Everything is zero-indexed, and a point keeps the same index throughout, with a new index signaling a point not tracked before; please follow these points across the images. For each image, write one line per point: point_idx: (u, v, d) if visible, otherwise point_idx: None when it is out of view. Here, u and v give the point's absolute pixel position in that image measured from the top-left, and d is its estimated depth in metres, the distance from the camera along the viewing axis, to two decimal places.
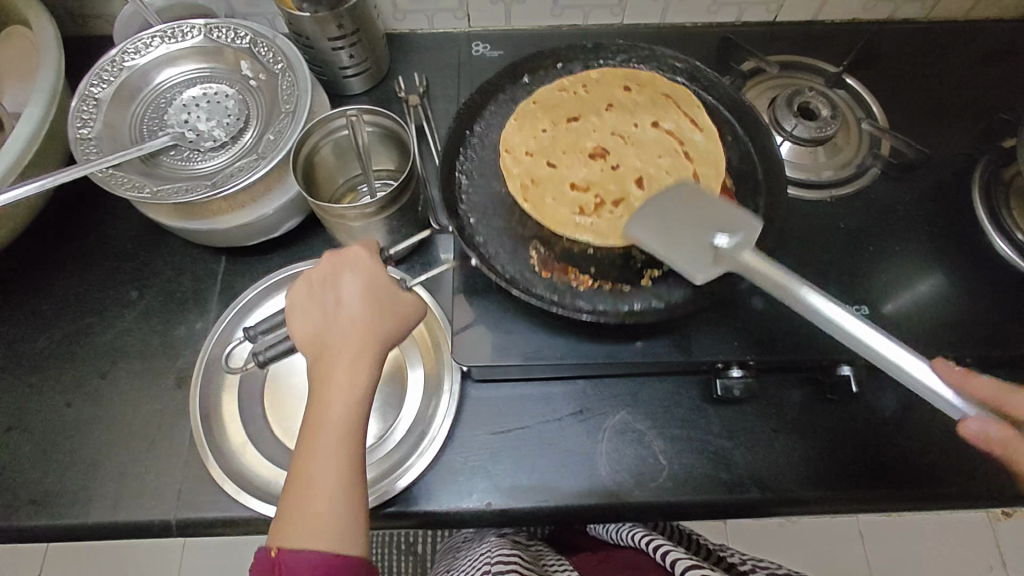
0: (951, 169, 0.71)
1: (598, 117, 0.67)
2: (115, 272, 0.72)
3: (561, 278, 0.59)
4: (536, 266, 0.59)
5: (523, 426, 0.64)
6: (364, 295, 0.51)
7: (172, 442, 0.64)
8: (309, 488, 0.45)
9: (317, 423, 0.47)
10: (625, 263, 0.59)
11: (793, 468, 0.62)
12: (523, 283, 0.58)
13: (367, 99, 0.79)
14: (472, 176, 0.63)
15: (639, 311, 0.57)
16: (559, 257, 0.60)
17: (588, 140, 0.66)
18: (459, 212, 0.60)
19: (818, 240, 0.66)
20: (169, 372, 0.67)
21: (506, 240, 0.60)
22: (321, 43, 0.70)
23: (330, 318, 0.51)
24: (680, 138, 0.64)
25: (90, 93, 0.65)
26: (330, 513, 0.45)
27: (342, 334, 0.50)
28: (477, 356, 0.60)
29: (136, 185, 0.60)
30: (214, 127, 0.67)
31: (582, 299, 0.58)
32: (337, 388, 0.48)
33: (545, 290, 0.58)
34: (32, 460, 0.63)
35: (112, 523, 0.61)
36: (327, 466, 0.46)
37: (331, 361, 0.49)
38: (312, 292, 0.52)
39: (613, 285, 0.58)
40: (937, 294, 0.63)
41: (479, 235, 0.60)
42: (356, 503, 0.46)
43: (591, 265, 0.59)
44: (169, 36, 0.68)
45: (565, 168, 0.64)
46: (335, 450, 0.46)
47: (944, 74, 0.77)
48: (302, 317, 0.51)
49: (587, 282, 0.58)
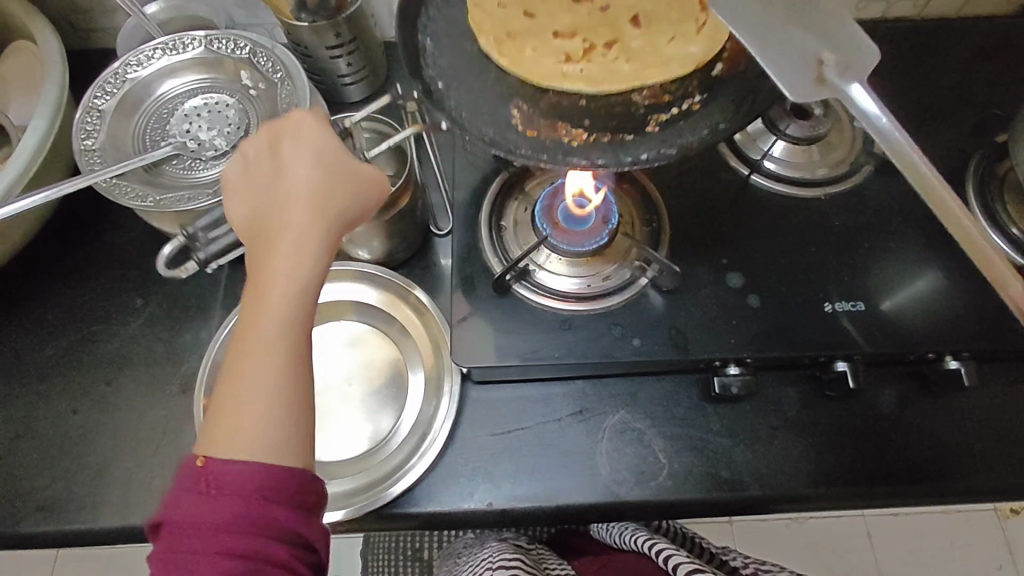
0: (946, 164, 0.71)
1: None
2: (120, 281, 0.73)
3: (551, 137, 0.56)
4: (519, 124, 0.57)
5: (523, 427, 0.64)
6: (310, 168, 0.46)
7: (177, 447, 0.65)
8: (240, 375, 0.41)
9: (254, 312, 0.42)
10: (622, 113, 0.58)
11: (793, 465, 0.62)
12: (511, 141, 0.55)
13: (365, 106, 0.80)
14: (442, 58, 0.60)
15: (641, 157, 0.53)
16: (546, 115, 0.58)
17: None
18: (425, 76, 0.58)
19: (815, 237, 0.67)
20: (174, 378, 0.68)
21: (491, 102, 0.59)
22: (320, 51, 0.71)
23: (271, 200, 0.46)
24: (676, 7, 0.66)
25: (94, 105, 0.66)
26: (264, 402, 0.40)
27: (285, 210, 0.45)
28: (476, 358, 0.61)
29: (140, 194, 0.61)
30: (216, 136, 0.68)
31: (572, 153, 0.54)
32: (276, 267, 0.43)
33: (528, 146, 0.54)
34: (40, 467, 0.64)
35: (120, 528, 0.62)
36: (259, 352, 0.41)
37: (269, 243, 0.44)
38: (255, 173, 0.47)
39: (612, 135, 0.56)
40: (934, 289, 0.64)
41: (449, 98, 0.58)
42: (295, 393, 0.41)
43: (586, 119, 0.58)
44: (170, 48, 0.69)
45: (553, 4, 0.67)
46: (273, 341, 0.41)
47: (938, 71, 0.77)
48: (243, 202, 0.47)
49: (580, 136, 0.56)
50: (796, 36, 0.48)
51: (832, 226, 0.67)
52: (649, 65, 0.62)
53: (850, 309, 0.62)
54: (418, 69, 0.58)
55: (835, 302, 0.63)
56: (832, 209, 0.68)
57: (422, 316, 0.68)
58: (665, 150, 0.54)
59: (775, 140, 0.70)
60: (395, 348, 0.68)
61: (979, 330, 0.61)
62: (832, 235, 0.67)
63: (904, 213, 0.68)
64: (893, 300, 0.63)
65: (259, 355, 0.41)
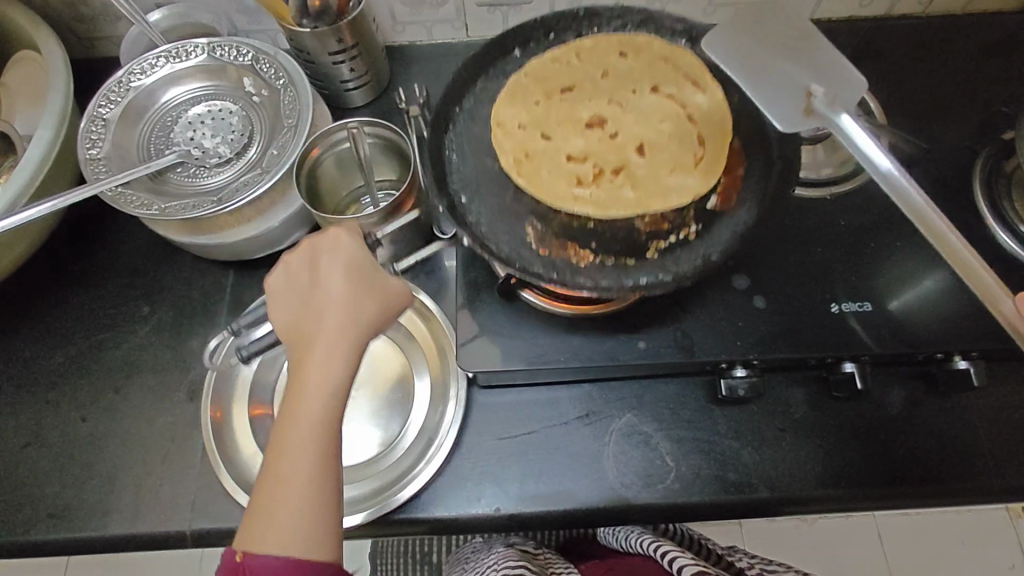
0: (953, 162, 0.70)
1: (594, 84, 0.68)
2: (127, 288, 0.73)
3: (560, 256, 0.58)
4: (533, 245, 0.59)
5: (530, 432, 0.64)
6: (346, 276, 0.50)
7: (185, 454, 0.65)
8: (278, 478, 0.43)
9: (290, 412, 0.45)
10: (627, 236, 0.60)
11: (801, 467, 0.62)
12: (519, 261, 0.58)
13: (369, 111, 0.80)
14: (462, 152, 0.64)
15: (645, 285, 0.56)
16: (557, 234, 0.60)
17: (583, 110, 0.68)
18: (450, 189, 0.61)
19: (821, 238, 0.66)
20: (181, 385, 0.68)
21: (503, 218, 0.61)
22: (322, 57, 0.71)
23: (308, 305, 0.49)
24: (681, 102, 0.67)
25: (98, 114, 0.66)
26: (299, 505, 0.42)
27: (319, 317, 0.48)
28: (482, 363, 0.61)
29: (145, 203, 0.61)
30: (219, 143, 0.68)
31: (582, 275, 0.57)
32: (313, 372, 0.46)
33: (544, 268, 0.57)
34: (50, 474, 0.65)
35: (129, 535, 0.62)
36: (296, 458, 0.43)
37: (307, 351, 0.47)
38: (294, 278, 0.51)
39: (616, 259, 0.58)
40: (942, 289, 0.63)
41: (471, 214, 0.61)
42: (327, 499, 0.43)
43: (593, 239, 0.59)
44: (174, 55, 0.69)
45: (566, 157, 0.65)
46: (307, 441, 0.44)
47: (943, 68, 0.77)
48: (284, 305, 0.50)
49: (588, 258, 0.58)
50: (790, 72, 0.60)
51: (838, 227, 0.67)
52: (657, 194, 0.61)
53: (857, 309, 0.62)
54: (440, 172, 0.61)
55: (842, 303, 0.62)
56: (837, 209, 0.68)
57: (428, 322, 0.69)
58: (664, 276, 0.56)
59: None
60: (399, 353, 0.68)
61: (988, 330, 0.61)
62: (838, 235, 0.66)
63: None
64: (900, 299, 0.62)
65: (296, 460, 0.43)
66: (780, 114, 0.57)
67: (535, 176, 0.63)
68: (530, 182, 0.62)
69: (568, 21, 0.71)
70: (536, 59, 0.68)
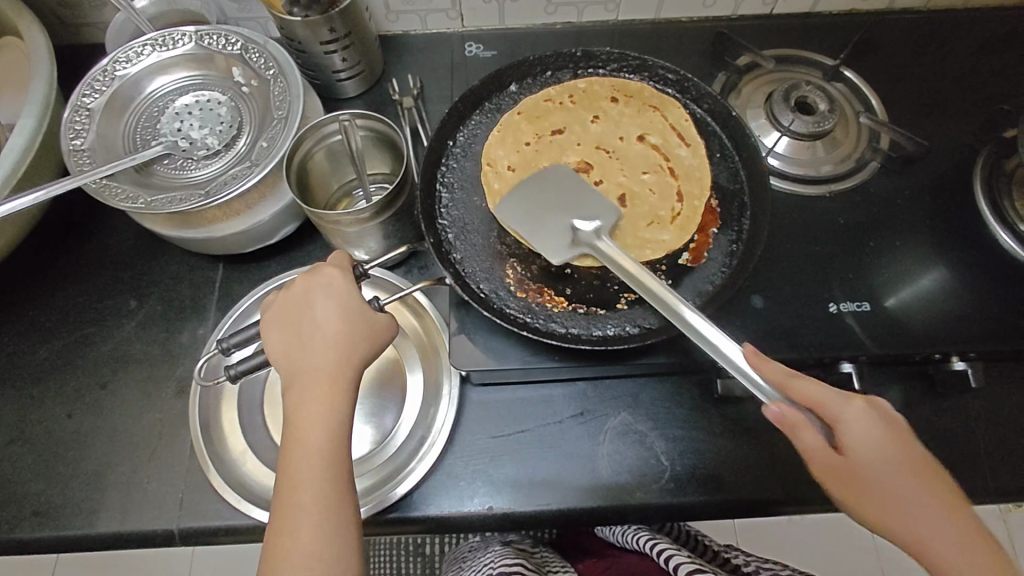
0: (952, 160, 0.70)
1: (582, 128, 0.67)
2: (113, 282, 0.72)
3: (536, 300, 0.59)
4: (512, 286, 0.59)
5: (524, 430, 0.63)
6: (340, 314, 0.51)
7: (173, 451, 0.64)
8: (299, 509, 0.45)
9: (299, 451, 0.47)
10: (603, 285, 0.59)
11: (797, 467, 0.61)
12: (497, 303, 0.58)
13: (362, 102, 0.78)
14: (453, 189, 0.64)
15: (612, 337, 0.56)
16: (536, 278, 0.60)
17: (570, 154, 0.66)
18: (437, 227, 0.61)
19: (819, 236, 0.66)
20: (168, 381, 0.67)
21: (484, 257, 0.60)
22: (314, 46, 0.69)
23: (306, 341, 0.51)
24: (666, 154, 0.65)
25: (83, 103, 0.64)
26: (323, 530, 0.45)
27: (319, 354, 0.50)
28: (474, 361, 0.59)
29: (130, 196, 0.60)
30: (207, 135, 0.66)
31: (556, 321, 0.58)
32: (318, 409, 0.48)
33: (519, 311, 0.58)
34: (36, 472, 0.63)
35: (115, 533, 0.61)
36: (313, 488, 0.46)
37: (308, 388, 0.49)
38: (291, 314, 0.52)
39: (588, 308, 0.58)
40: (938, 288, 0.63)
41: (456, 251, 0.60)
42: (347, 521, 0.46)
43: (567, 286, 0.59)
44: (160, 44, 0.68)
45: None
46: (319, 477, 0.46)
47: (943, 65, 0.76)
48: (281, 340, 0.51)
49: (561, 304, 0.58)
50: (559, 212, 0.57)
51: (837, 225, 0.66)
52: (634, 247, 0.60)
53: (855, 309, 0.61)
54: (429, 207, 0.61)
55: (840, 303, 0.62)
56: (837, 207, 0.67)
57: (421, 319, 0.68)
58: (631, 327, 0.57)
59: (778, 136, 0.68)
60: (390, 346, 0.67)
61: (988, 331, 0.60)
62: (836, 232, 0.66)
63: (909, 211, 0.67)
64: (898, 298, 0.62)
65: (315, 490, 0.46)
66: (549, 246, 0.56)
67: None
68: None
69: (566, 60, 0.70)
70: (529, 100, 0.67)
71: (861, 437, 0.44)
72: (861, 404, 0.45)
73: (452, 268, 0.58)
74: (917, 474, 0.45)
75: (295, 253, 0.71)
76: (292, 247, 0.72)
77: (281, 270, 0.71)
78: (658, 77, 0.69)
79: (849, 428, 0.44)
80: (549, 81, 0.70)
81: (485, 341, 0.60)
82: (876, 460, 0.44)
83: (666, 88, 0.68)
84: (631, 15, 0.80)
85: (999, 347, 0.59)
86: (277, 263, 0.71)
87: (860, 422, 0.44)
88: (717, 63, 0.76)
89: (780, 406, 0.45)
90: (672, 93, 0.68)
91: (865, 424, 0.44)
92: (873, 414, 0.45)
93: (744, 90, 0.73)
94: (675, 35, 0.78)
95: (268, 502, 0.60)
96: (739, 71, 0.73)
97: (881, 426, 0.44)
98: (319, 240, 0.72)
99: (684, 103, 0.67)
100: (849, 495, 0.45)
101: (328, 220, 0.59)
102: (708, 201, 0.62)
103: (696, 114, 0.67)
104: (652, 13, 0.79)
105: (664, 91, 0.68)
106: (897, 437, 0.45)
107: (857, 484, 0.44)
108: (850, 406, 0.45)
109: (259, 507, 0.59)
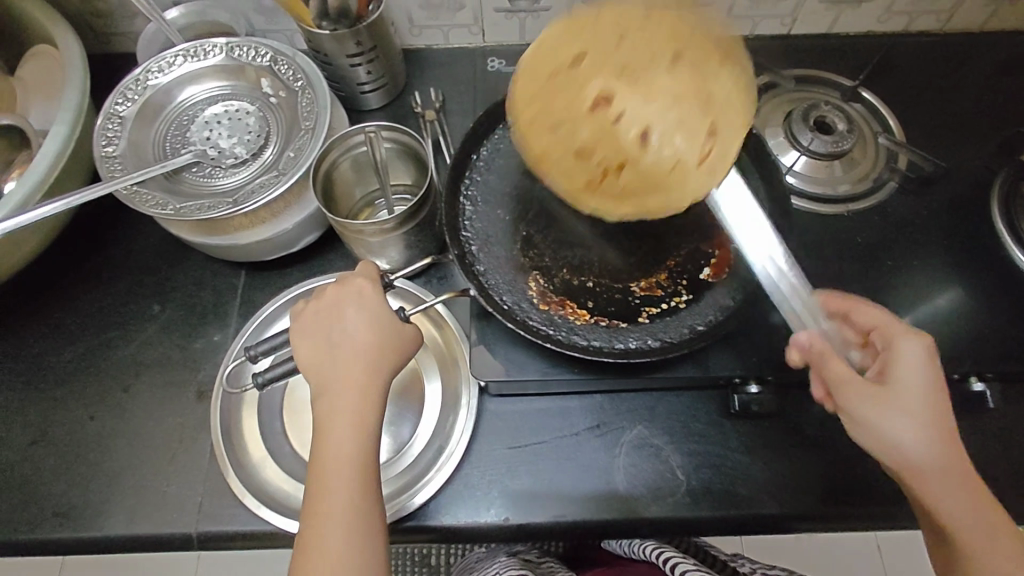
0: (969, 181, 0.70)
1: (604, 54, 0.57)
2: (137, 286, 0.73)
3: (558, 313, 0.59)
4: (535, 298, 0.60)
5: (542, 441, 0.64)
6: (370, 324, 0.52)
7: (193, 455, 0.65)
8: (328, 513, 0.46)
9: (328, 457, 0.48)
10: (624, 299, 0.60)
11: (811, 483, 0.61)
12: (519, 314, 0.59)
13: (384, 114, 0.79)
14: (476, 202, 0.65)
15: (633, 350, 0.57)
16: (558, 290, 0.60)
17: (592, 84, 0.56)
18: (461, 238, 0.62)
19: (835, 255, 0.66)
20: (189, 386, 0.68)
21: (507, 270, 0.61)
22: (341, 59, 0.71)
23: (335, 348, 0.52)
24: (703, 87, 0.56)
25: (115, 111, 0.66)
26: (351, 536, 0.46)
27: (347, 362, 0.51)
28: (493, 371, 0.60)
29: (160, 202, 0.61)
30: (235, 144, 0.68)
31: (578, 334, 0.58)
32: (346, 417, 0.49)
33: (542, 323, 0.59)
34: (58, 473, 0.64)
35: (134, 535, 0.62)
36: (343, 494, 0.47)
37: (337, 396, 0.50)
38: (318, 322, 0.53)
39: (610, 321, 0.59)
40: (954, 308, 0.63)
41: (480, 263, 0.61)
42: (375, 525, 0.47)
43: (589, 299, 0.60)
44: (191, 54, 0.69)
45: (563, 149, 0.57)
46: (348, 482, 0.47)
47: (958, 87, 0.77)
48: (310, 347, 0.52)
49: (584, 317, 0.59)
50: None
51: (855, 243, 0.67)
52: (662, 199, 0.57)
53: None
54: (453, 219, 0.62)
55: None
56: (852, 225, 0.68)
57: (441, 329, 0.69)
58: (652, 341, 0.58)
59: (796, 155, 0.69)
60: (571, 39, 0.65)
61: (1004, 351, 0.61)
62: (853, 251, 0.66)
63: (926, 231, 0.68)
64: (913, 316, 0.62)
65: (343, 495, 0.47)
66: None
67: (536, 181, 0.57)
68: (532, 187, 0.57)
69: None
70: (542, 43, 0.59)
71: (913, 376, 0.48)
72: (915, 343, 0.49)
73: (475, 279, 0.59)
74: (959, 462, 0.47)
75: (317, 261, 0.72)
76: (313, 256, 0.73)
77: (302, 278, 0.72)
78: None
79: (904, 359, 0.49)
80: None
81: (505, 352, 0.61)
82: (915, 399, 0.47)
83: None
84: None
85: (1015, 367, 0.60)
86: (299, 271, 0.72)
87: (914, 355, 0.48)
88: None
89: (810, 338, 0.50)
90: None
91: (920, 364, 0.48)
92: (920, 351, 0.49)
93: (764, 109, 0.73)
94: None
95: (286, 508, 0.60)
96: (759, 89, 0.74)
97: (925, 367, 0.48)
98: (339, 249, 0.73)
99: None
100: (863, 406, 0.48)
101: (352, 230, 0.60)
102: None
103: None
104: None
105: None
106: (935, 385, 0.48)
107: (879, 402, 0.47)
108: (903, 339, 0.49)
109: (277, 512, 0.60)
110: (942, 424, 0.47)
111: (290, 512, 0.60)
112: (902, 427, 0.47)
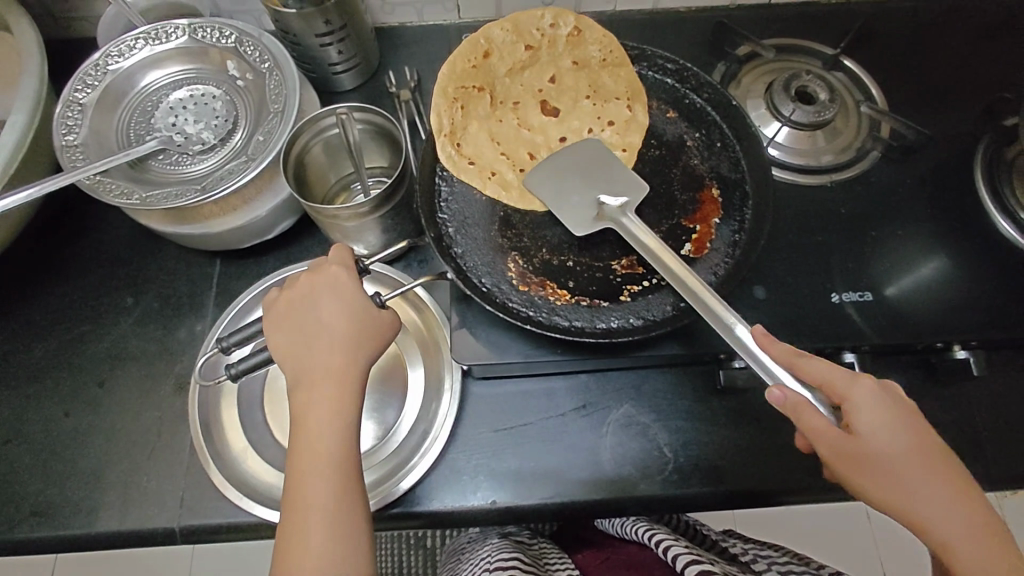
0: (952, 149, 0.70)
1: (516, 64, 0.67)
2: (109, 280, 0.71)
3: (539, 294, 0.58)
4: (514, 280, 0.59)
5: (527, 423, 0.63)
6: (343, 311, 0.51)
7: (173, 449, 0.63)
8: (311, 508, 0.45)
9: (307, 447, 0.47)
10: (605, 278, 0.59)
11: (799, 457, 0.61)
12: (499, 297, 0.57)
13: (357, 95, 0.77)
14: (453, 183, 0.63)
15: (616, 329, 0.56)
16: (538, 271, 0.59)
17: (501, 102, 0.67)
18: (437, 221, 0.60)
19: (819, 226, 0.66)
20: (166, 379, 0.66)
21: (486, 251, 0.60)
22: (309, 39, 0.68)
23: (310, 336, 0.51)
24: (600, 98, 0.67)
25: (74, 98, 0.64)
26: (336, 527, 0.45)
27: (323, 350, 0.50)
28: (476, 355, 0.59)
29: (125, 191, 0.59)
30: (202, 129, 0.65)
31: (559, 314, 0.57)
32: (323, 408, 0.48)
33: (523, 305, 0.57)
34: (34, 471, 0.63)
35: (116, 531, 0.61)
36: (323, 485, 0.46)
37: (314, 385, 0.49)
38: (293, 309, 0.52)
39: (591, 301, 0.58)
40: (939, 277, 0.62)
41: (457, 246, 0.60)
42: (357, 515, 0.46)
43: (569, 279, 0.59)
44: (153, 37, 0.67)
45: (481, 135, 0.65)
46: (327, 473, 0.46)
47: (941, 53, 0.76)
48: (285, 333, 0.51)
49: (564, 297, 0.58)
50: (579, 190, 0.60)
51: (838, 215, 0.66)
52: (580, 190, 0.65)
53: (857, 299, 0.61)
54: (428, 201, 0.61)
55: (842, 292, 0.61)
56: (836, 196, 0.67)
57: (422, 314, 0.68)
58: (635, 320, 0.57)
59: (779, 126, 0.68)
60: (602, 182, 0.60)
61: (989, 318, 0.60)
62: (837, 222, 0.66)
63: (909, 201, 0.67)
64: (897, 287, 0.62)
65: (325, 488, 0.46)
66: (569, 215, 0.59)
67: (464, 164, 0.62)
68: (452, 158, 0.62)
69: None
70: (481, 29, 0.66)
71: (881, 434, 0.43)
72: (867, 386, 0.44)
73: (453, 263, 0.58)
74: (930, 458, 0.43)
75: (294, 248, 0.71)
76: (290, 243, 0.71)
77: (279, 266, 0.70)
78: (656, 66, 0.67)
79: (859, 414, 0.43)
80: (544, 45, 0.68)
81: (487, 335, 0.60)
82: (890, 444, 0.43)
83: (665, 78, 0.67)
84: (629, 5, 0.79)
85: (1000, 335, 0.59)
86: (275, 259, 0.70)
87: (868, 401, 0.44)
88: (717, 54, 0.75)
89: (781, 389, 0.45)
90: (672, 84, 0.66)
91: (879, 402, 0.44)
92: (883, 393, 0.44)
93: (744, 81, 0.72)
94: (672, 25, 0.78)
95: (270, 500, 0.59)
96: (739, 61, 0.73)
97: (886, 410, 0.44)
98: (316, 235, 0.71)
99: (683, 94, 0.66)
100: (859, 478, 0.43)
101: (326, 214, 0.58)
102: (709, 190, 0.61)
103: (697, 104, 0.65)
104: (650, 3, 0.79)
105: (663, 82, 0.67)
106: (903, 416, 0.44)
107: (873, 472, 0.43)
108: (853, 387, 0.44)
109: (261, 505, 0.59)
110: (915, 438, 0.44)
111: (274, 504, 0.59)
112: (901, 472, 0.42)
